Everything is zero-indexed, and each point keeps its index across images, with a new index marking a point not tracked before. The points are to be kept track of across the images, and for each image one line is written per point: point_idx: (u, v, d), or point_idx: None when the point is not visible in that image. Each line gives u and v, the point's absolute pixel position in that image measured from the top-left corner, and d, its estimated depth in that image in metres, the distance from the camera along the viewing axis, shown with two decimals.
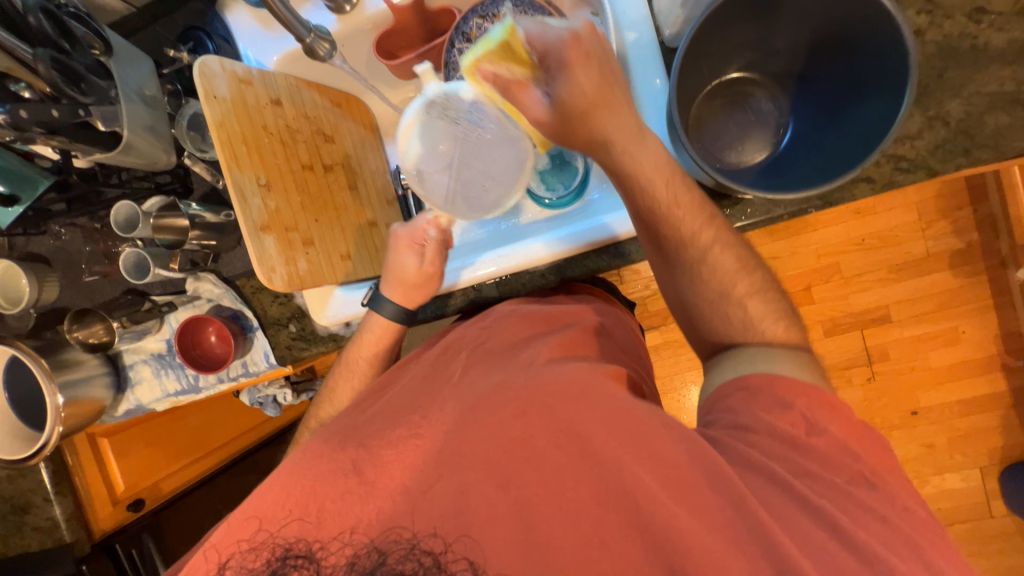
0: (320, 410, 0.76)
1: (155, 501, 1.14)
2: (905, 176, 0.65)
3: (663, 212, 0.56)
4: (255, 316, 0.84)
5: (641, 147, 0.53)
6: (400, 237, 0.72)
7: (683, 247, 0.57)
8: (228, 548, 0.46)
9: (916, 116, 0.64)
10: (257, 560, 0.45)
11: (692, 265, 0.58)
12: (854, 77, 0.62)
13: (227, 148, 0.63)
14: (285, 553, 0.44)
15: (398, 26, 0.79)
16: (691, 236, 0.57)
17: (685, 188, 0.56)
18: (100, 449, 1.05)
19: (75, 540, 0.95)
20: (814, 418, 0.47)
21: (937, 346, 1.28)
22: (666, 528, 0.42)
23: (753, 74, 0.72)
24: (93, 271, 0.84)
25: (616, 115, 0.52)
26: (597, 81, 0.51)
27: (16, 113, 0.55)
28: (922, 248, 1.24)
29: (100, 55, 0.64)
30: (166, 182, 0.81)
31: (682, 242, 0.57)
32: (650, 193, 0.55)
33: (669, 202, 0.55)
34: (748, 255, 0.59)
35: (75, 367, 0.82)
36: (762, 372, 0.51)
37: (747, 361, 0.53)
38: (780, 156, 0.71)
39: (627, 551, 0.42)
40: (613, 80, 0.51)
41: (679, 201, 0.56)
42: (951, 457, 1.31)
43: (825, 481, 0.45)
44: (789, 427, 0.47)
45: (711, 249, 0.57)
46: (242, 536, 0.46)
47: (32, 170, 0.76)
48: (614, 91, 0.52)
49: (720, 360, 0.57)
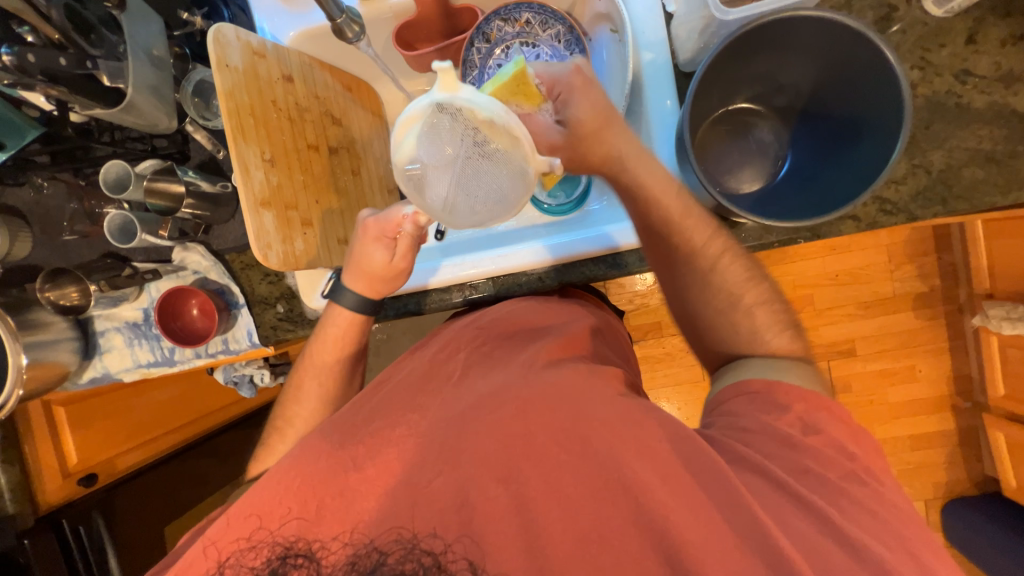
0: (286, 409, 0.73)
1: (109, 477, 1.07)
2: (888, 218, 0.69)
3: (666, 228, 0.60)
4: (241, 293, 0.82)
5: (643, 165, 0.60)
6: (369, 227, 0.66)
7: (697, 260, 0.60)
8: (228, 546, 0.47)
9: (902, 162, 0.68)
10: (258, 557, 0.45)
11: (698, 277, 0.60)
12: (852, 118, 0.65)
13: (234, 118, 0.61)
14: (286, 552, 0.45)
15: (419, 18, 0.78)
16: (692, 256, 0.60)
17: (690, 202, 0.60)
18: (55, 418, 0.99)
19: (17, 512, 0.90)
20: (807, 430, 0.50)
21: (895, 383, 1.36)
22: (666, 542, 0.43)
23: (758, 105, 0.76)
24: (74, 230, 0.80)
25: (624, 135, 0.60)
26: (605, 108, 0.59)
27: (24, 57, 0.54)
28: (889, 288, 1.31)
29: (113, 9, 0.62)
30: (163, 146, 0.78)
31: (683, 253, 0.60)
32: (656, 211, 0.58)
33: (678, 209, 0.59)
34: (755, 270, 0.61)
35: (42, 329, 0.78)
36: (769, 380, 0.53)
37: (749, 370, 0.55)
38: (775, 186, 0.74)
39: (624, 558, 0.43)
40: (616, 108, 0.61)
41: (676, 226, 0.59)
42: (900, 488, 1.39)
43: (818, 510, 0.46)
44: (788, 427, 0.50)
45: (710, 267, 0.60)
46: (244, 535, 0.47)
47: (21, 119, 0.72)
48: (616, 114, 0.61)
49: (723, 372, 0.59)
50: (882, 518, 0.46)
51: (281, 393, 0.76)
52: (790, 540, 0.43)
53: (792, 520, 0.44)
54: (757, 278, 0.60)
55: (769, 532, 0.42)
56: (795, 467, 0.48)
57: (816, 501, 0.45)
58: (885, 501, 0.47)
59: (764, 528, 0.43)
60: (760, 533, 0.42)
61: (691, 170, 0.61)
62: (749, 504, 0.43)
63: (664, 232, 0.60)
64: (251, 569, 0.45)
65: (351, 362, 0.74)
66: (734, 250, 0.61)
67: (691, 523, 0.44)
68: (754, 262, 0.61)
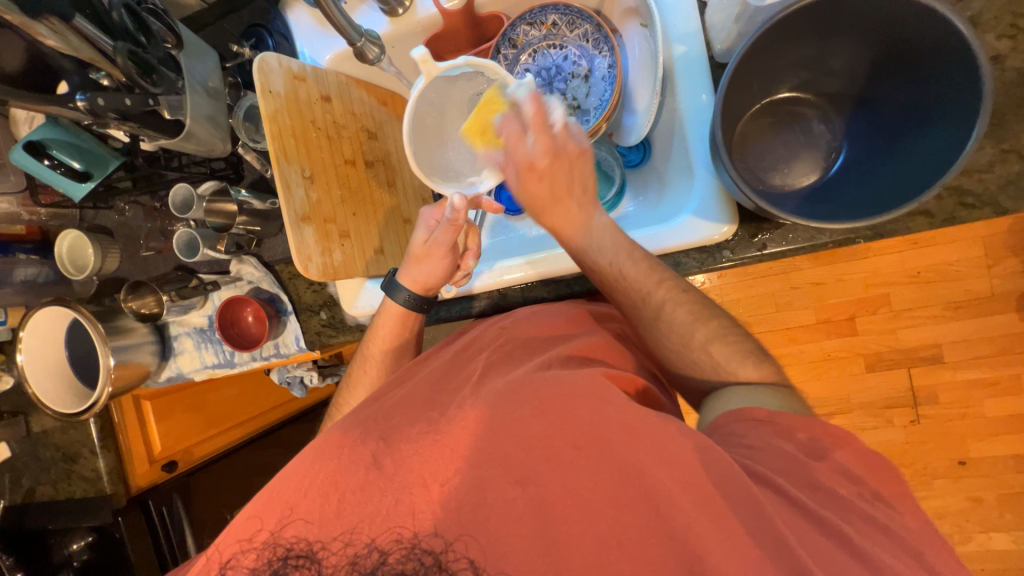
0: (341, 395, 0.77)
1: (187, 464, 1.21)
2: (969, 212, 0.60)
3: (607, 273, 0.61)
4: (289, 301, 0.88)
5: (586, 232, 0.61)
6: (424, 213, 0.71)
7: (641, 313, 0.61)
8: (229, 549, 0.49)
9: (986, 148, 0.59)
10: (258, 559, 0.47)
11: (647, 326, 0.61)
12: (918, 101, 0.57)
13: (277, 140, 0.66)
14: (286, 554, 0.47)
15: (446, 30, 0.79)
16: (637, 290, 0.60)
17: (632, 262, 0.60)
18: (143, 410, 1.12)
19: (114, 492, 1.01)
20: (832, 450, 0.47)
21: (993, 395, 1.19)
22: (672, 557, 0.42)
23: (807, 93, 0.69)
24: (150, 246, 0.92)
25: (553, 205, 0.60)
26: (536, 182, 0.59)
27: (94, 101, 0.60)
28: (985, 287, 1.14)
29: (172, 48, 0.69)
30: (220, 168, 0.86)
31: (628, 306, 0.62)
32: (597, 267, 0.62)
33: (615, 274, 0.61)
34: (702, 306, 0.60)
35: (125, 334, 0.88)
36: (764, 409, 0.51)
37: (742, 398, 0.54)
38: (828, 182, 0.68)
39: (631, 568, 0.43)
40: (562, 184, 0.59)
41: (615, 283, 0.61)
42: (1000, 516, 1.22)
43: (858, 535, 0.41)
44: None
45: (664, 304, 0.59)
46: (243, 537, 0.49)
47: (106, 151, 0.82)
48: (563, 189, 0.60)
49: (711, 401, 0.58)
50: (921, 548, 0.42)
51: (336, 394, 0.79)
52: (819, 566, 0.39)
53: (821, 541, 0.41)
54: (712, 313, 0.60)
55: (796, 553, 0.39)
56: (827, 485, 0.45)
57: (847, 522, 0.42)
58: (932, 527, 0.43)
59: (786, 548, 0.40)
60: (782, 553, 0.40)
61: (724, 171, 0.57)
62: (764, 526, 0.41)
63: (604, 290, 0.64)
64: (250, 569, 0.47)
65: (397, 356, 0.75)
66: (682, 285, 0.61)
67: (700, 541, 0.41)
68: (702, 299, 0.61)
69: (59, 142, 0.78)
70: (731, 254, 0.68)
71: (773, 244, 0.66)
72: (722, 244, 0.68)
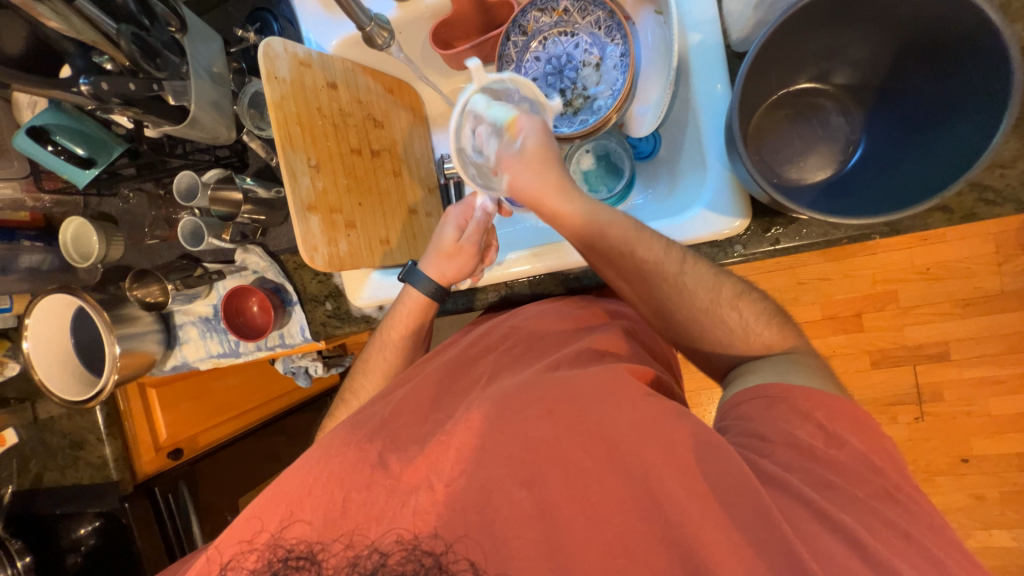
0: (353, 381, 0.77)
1: (192, 452, 1.20)
2: (989, 208, 0.59)
3: (617, 241, 0.56)
4: (294, 291, 0.87)
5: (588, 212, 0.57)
6: (451, 212, 0.70)
7: (662, 280, 0.57)
8: (229, 550, 0.49)
9: (1010, 142, 0.58)
10: (258, 560, 0.48)
11: (671, 295, 0.57)
12: (942, 93, 0.56)
13: (282, 128, 0.65)
14: (286, 555, 0.47)
15: (455, 16, 0.77)
16: (653, 256, 0.56)
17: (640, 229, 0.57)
18: (149, 398, 1.13)
19: (120, 479, 1.03)
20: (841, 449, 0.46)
21: (999, 393, 1.18)
22: (674, 560, 0.42)
23: (826, 85, 0.67)
24: (154, 234, 0.91)
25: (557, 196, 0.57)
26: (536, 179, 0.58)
27: (98, 85, 0.58)
28: (995, 284, 1.13)
29: (176, 33, 0.68)
30: (225, 156, 0.84)
31: (647, 275, 0.57)
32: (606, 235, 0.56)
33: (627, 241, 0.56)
34: (719, 275, 0.58)
35: (131, 322, 0.89)
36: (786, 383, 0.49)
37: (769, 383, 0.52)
38: (845, 175, 0.66)
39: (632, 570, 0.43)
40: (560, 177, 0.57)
41: (630, 250, 0.56)
42: (1001, 513, 1.22)
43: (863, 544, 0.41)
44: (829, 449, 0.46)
45: (683, 269, 0.56)
46: (243, 538, 0.49)
47: (109, 136, 0.81)
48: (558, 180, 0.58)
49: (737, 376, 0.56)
50: (933, 553, 0.41)
51: (342, 386, 0.78)
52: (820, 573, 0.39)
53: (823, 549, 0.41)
54: (756, 298, 0.57)
55: (803, 559, 0.39)
56: (835, 482, 0.44)
57: (857, 525, 0.41)
58: (939, 532, 0.43)
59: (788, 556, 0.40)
60: (788, 558, 0.39)
61: (741, 163, 0.55)
62: (775, 534, 0.40)
63: (618, 265, 0.58)
64: (250, 570, 0.48)
65: (412, 346, 0.74)
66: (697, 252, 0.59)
67: (703, 548, 0.42)
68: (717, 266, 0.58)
69: (62, 127, 0.77)
70: (742, 249, 0.67)
71: (786, 239, 0.65)
72: (734, 239, 0.67)
